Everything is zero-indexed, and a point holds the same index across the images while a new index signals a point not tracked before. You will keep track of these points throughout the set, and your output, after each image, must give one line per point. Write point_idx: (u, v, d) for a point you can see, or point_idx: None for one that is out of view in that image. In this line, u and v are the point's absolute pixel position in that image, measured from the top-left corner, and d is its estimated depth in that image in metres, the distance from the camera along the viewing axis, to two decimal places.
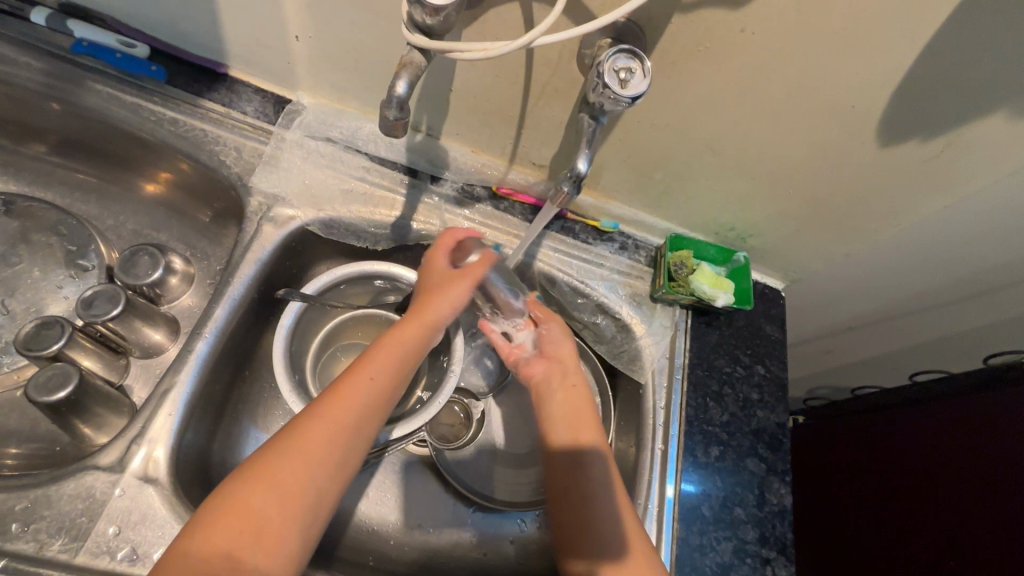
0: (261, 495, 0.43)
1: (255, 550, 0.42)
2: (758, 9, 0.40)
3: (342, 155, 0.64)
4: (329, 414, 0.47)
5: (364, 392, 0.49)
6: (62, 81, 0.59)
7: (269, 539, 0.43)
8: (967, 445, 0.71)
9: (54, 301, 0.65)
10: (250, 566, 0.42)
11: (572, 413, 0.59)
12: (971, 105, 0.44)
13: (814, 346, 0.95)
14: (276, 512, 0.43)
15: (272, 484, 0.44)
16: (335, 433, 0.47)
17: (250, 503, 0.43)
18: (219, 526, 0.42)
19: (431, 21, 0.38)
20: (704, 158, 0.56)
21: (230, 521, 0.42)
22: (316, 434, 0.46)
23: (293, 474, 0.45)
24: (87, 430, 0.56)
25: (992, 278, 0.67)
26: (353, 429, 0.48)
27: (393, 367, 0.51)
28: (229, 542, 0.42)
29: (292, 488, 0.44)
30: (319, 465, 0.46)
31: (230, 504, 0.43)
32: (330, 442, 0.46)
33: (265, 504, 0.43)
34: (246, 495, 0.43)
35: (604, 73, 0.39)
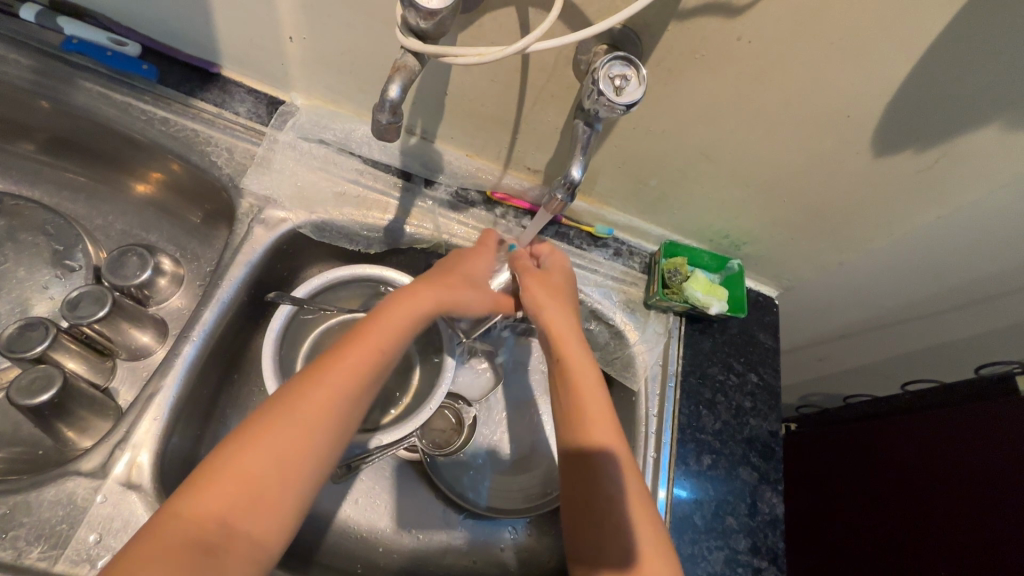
0: (259, 459, 0.39)
1: (251, 518, 0.38)
2: (754, 17, 0.40)
3: (335, 157, 0.63)
4: (326, 376, 0.43)
5: (367, 357, 0.45)
6: (51, 79, 0.59)
7: (265, 506, 0.39)
8: (959, 455, 0.72)
9: (40, 302, 0.64)
10: (245, 534, 0.38)
11: (583, 386, 0.52)
12: (964, 117, 0.45)
13: (807, 353, 0.95)
14: (275, 477, 0.39)
15: (271, 449, 0.40)
16: (337, 398, 0.43)
17: (247, 467, 0.39)
18: (212, 492, 0.38)
19: (425, 25, 0.38)
20: (699, 165, 0.56)
21: (224, 485, 0.38)
22: (318, 398, 0.42)
23: (295, 437, 0.41)
24: (71, 434, 0.55)
25: (983, 288, 0.68)
26: (355, 395, 0.44)
27: (401, 333, 0.47)
28: (222, 508, 0.38)
29: (292, 452, 0.40)
30: (322, 429, 0.42)
31: (227, 468, 0.39)
32: (335, 405, 0.43)
33: (263, 469, 0.39)
34: (242, 458, 0.39)
35: (599, 81, 0.38)
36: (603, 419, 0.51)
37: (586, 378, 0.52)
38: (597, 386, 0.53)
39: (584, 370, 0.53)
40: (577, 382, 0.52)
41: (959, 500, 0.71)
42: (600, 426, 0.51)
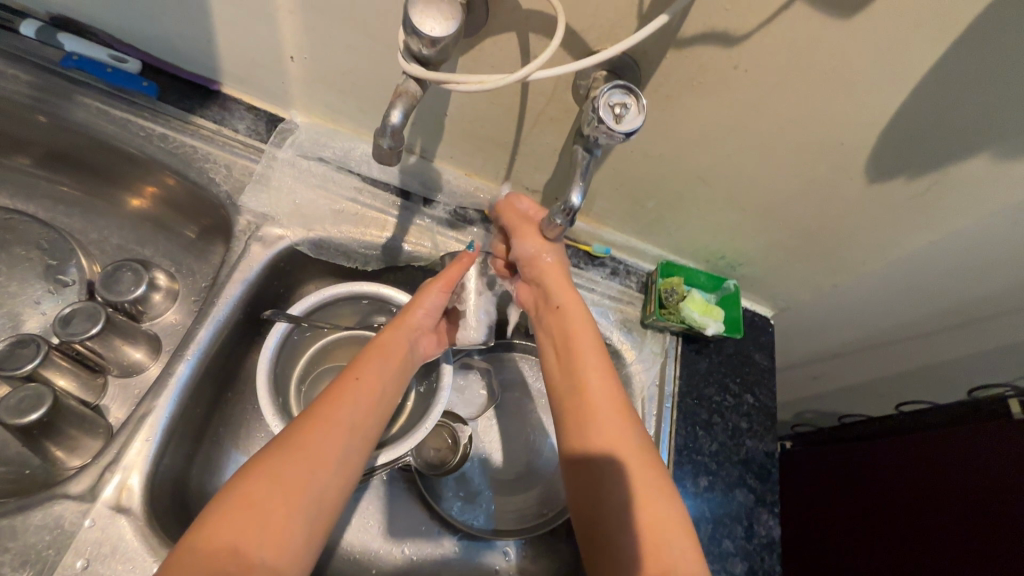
0: (265, 486, 0.39)
1: (261, 545, 0.38)
2: (751, 47, 0.41)
3: (334, 175, 0.64)
4: (320, 406, 0.45)
5: (354, 388, 0.47)
6: (50, 95, 0.58)
7: (276, 534, 0.38)
8: (953, 477, 0.72)
9: (30, 317, 0.63)
10: (255, 562, 0.37)
11: (580, 336, 0.53)
12: (956, 146, 0.45)
13: (802, 372, 0.95)
14: (283, 503, 0.39)
15: (276, 477, 0.40)
16: (336, 426, 0.44)
17: (252, 494, 0.39)
18: (220, 523, 0.37)
19: (427, 52, 0.38)
20: (696, 188, 0.57)
21: (233, 517, 0.38)
22: (317, 428, 0.43)
23: (299, 463, 0.41)
24: (60, 453, 0.54)
25: (976, 310, 0.68)
26: (355, 423, 0.45)
27: (387, 366, 0.50)
28: (233, 539, 0.37)
29: (296, 478, 0.40)
30: (325, 455, 0.42)
31: (234, 499, 0.38)
32: (331, 432, 0.44)
33: (269, 494, 0.39)
34: (247, 489, 0.39)
35: (599, 108, 0.39)
36: (604, 383, 0.50)
37: (585, 329, 0.53)
38: (595, 337, 0.53)
39: (583, 323, 0.54)
40: (575, 339, 0.53)
41: (951, 522, 0.71)
42: (597, 394, 0.49)
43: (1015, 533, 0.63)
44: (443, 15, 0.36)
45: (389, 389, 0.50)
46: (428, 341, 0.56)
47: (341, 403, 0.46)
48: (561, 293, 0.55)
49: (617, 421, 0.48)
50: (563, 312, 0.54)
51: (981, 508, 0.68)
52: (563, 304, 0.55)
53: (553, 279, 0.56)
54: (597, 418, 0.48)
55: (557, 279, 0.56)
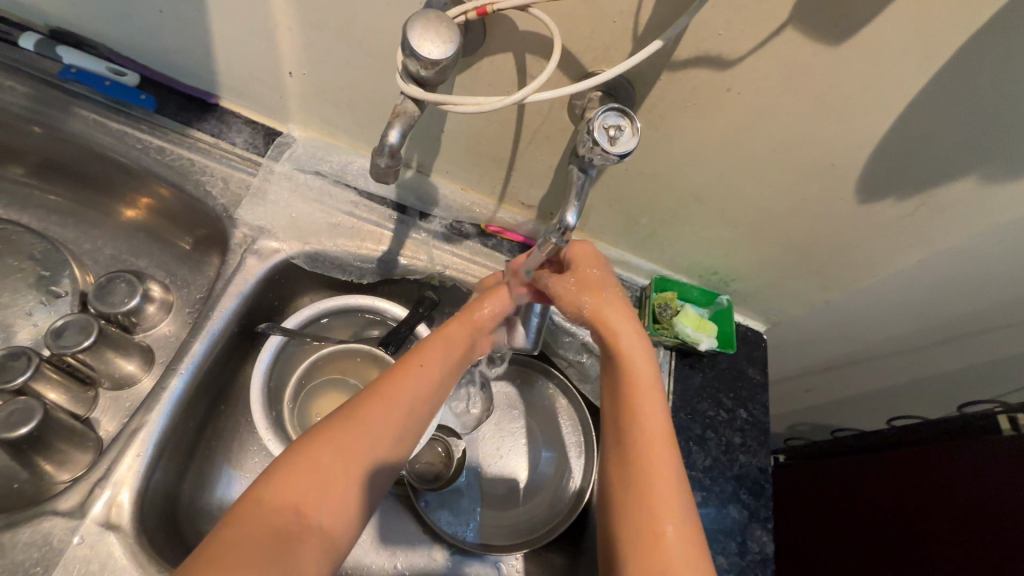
0: (330, 454, 0.41)
1: (318, 510, 0.40)
2: (743, 71, 0.42)
3: (330, 189, 0.64)
4: (385, 389, 0.47)
5: (418, 377, 0.49)
6: (47, 106, 0.59)
7: (335, 499, 0.40)
8: (942, 492, 0.72)
9: (23, 328, 0.63)
10: (312, 524, 0.39)
11: (643, 391, 0.48)
12: (944, 168, 0.46)
13: (794, 384, 0.95)
14: (344, 473, 0.41)
15: (342, 444, 0.42)
16: (397, 408, 0.46)
17: (319, 460, 0.41)
18: (288, 479, 0.40)
19: (425, 73, 0.38)
20: (690, 206, 0.57)
21: (300, 476, 0.40)
22: (379, 409, 0.45)
23: (362, 437, 0.43)
24: (48, 467, 0.54)
25: (966, 327, 0.69)
26: (413, 406, 0.48)
27: (448, 358, 0.52)
28: (296, 496, 0.39)
29: (358, 450, 0.43)
30: (384, 432, 0.45)
31: (304, 460, 0.41)
32: (392, 416, 0.46)
33: (333, 462, 0.41)
34: (314, 452, 0.41)
35: (593, 130, 0.39)
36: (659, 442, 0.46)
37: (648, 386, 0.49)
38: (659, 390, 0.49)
39: (648, 381, 0.49)
40: (635, 396, 0.48)
41: (942, 538, 0.71)
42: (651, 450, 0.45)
43: (1003, 551, 0.63)
44: (442, 37, 0.37)
45: (448, 380, 0.52)
46: (485, 339, 0.59)
47: (403, 385, 0.48)
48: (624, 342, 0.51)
49: (669, 490, 0.44)
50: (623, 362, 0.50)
51: (968, 525, 0.68)
52: (623, 353, 0.50)
53: (611, 333, 0.52)
54: (648, 481, 0.44)
55: (618, 329, 0.52)
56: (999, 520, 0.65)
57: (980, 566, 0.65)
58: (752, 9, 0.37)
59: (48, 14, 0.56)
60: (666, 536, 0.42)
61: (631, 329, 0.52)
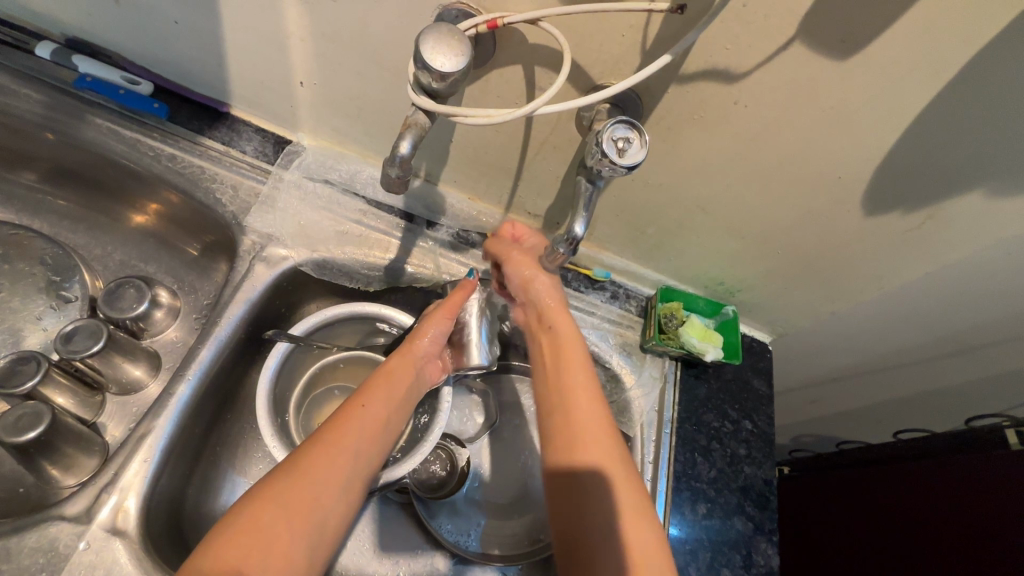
0: (271, 511, 0.42)
1: (264, 569, 0.40)
2: (750, 85, 0.42)
3: (339, 198, 0.64)
4: (327, 436, 0.47)
5: (359, 419, 0.50)
6: (63, 114, 0.60)
7: (279, 558, 0.41)
8: (950, 510, 0.72)
9: (32, 333, 0.63)
10: None
11: (570, 353, 0.54)
12: (951, 183, 0.46)
13: (799, 395, 0.95)
14: (287, 529, 0.42)
15: (282, 500, 0.43)
16: (336, 454, 0.47)
17: (261, 519, 0.42)
18: (227, 546, 0.40)
19: (437, 85, 0.39)
20: (696, 217, 0.58)
21: (241, 541, 0.40)
22: (321, 456, 0.46)
23: (303, 492, 0.44)
24: (54, 472, 0.54)
25: (974, 339, 0.68)
26: (357, 451, 0.48)
27: (392, 395, 0.53)
28: (238, 560, 0.40)
29: (300, 504, 0.43)
30: (327, 481, 0.45)
31: (244, 522, 0.41)
32: (335, 463, 0.46)
33: (274, 520, 0.42)
34: (254, 512, 0.42)
35: (603, 142, 0.40)
36: (598, 425, 0.51)
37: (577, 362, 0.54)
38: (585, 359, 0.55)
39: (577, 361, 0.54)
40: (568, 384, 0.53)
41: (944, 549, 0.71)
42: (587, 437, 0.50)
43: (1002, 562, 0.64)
44: (454, 51, 0.37)
45: (394, 417, 0.52)
46: (434, 367, 0.58)
47: (345, 429, 0.49)
48: (554, 314, 0.56)
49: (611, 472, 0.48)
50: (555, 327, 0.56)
51: (975, 545, 0.68)
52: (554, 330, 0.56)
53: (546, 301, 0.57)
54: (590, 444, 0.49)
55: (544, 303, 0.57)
56: (1010, 544, 0.64)
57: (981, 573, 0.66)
58: (761, 24, 0.38)
59: (66, 24, 0.57)
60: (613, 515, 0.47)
61: (556, 305, 0.57)
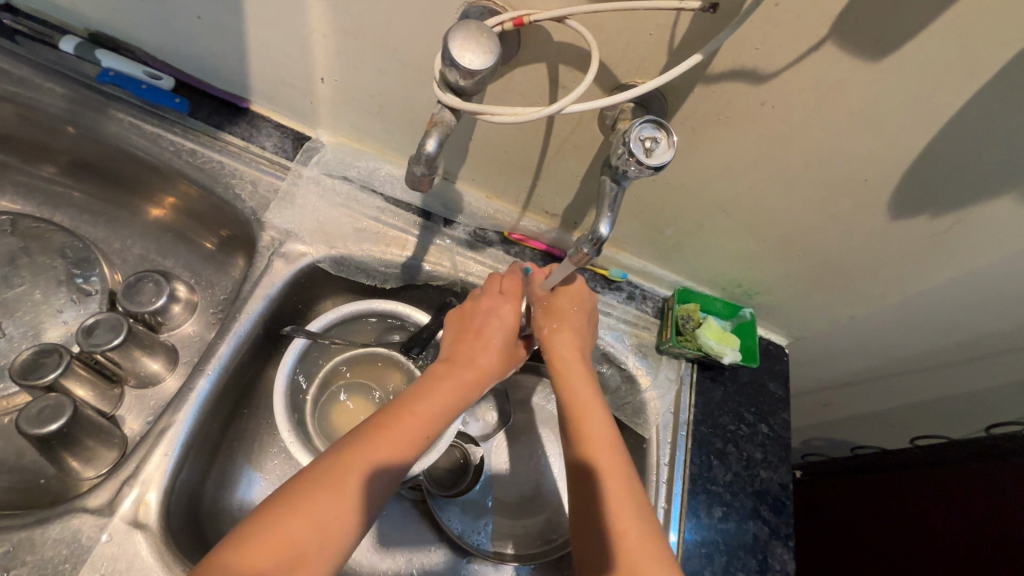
0: (300, 525, 0.40)
1: None
2: (779, 86, 0.42)
3: (357, 195, 0.64)
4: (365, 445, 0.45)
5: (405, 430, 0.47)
6: (85, 108, 0.60)
7: (306, 575, 0.40)
8: (964, 508, 0.72)
9: (53, 326, 0.64)
10: None
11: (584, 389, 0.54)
12: (981, 188, 0.45)
13: (812, 399, 0.94)
14: (313, 544, 0.40)
15: (310, 515, 0.41)
16: (375, 465, 0.44)
17: (287, 532, 0.40)
18: (254, 558, 0.39)
19: (464, 83, 0.39)
20: (716, 218, 0.57)
21: (267, 551, 0.39)
22: (358, 467, 0.44)
23: (334, 505, 0.42)
24: (75, 464, 0.54)
25: (994, 345, 0.66)
26: (393, 464, 0.45)
27: (436, 407, 0.49)
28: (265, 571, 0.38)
29: (330, 519, 0.41)
30: (360, 494, 0.43)
31: (270, 537, 0.40)
32: (369, 476, 0.44)
33: (304, 534, 0.40)
34: (282, 526, 0.40)
35: (630, 142, 0.39)
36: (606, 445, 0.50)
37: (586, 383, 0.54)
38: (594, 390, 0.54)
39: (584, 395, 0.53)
40: (583, 411, 0.52)
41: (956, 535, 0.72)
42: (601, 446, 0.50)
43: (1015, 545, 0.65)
44: (482, 48, 0.37)
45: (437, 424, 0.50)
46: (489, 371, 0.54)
47: (388, 438, 0.46)
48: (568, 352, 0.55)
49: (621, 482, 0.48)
50: (569, 366, 0.54)
51: (988, 551, 0.68)
52: (566, 361, 0.55)
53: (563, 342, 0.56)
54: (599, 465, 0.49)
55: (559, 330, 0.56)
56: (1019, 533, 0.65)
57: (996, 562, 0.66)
58: (793, 24, 0.37)
59: (90, 18, 0.58)
60: (627, 528, 0.46)
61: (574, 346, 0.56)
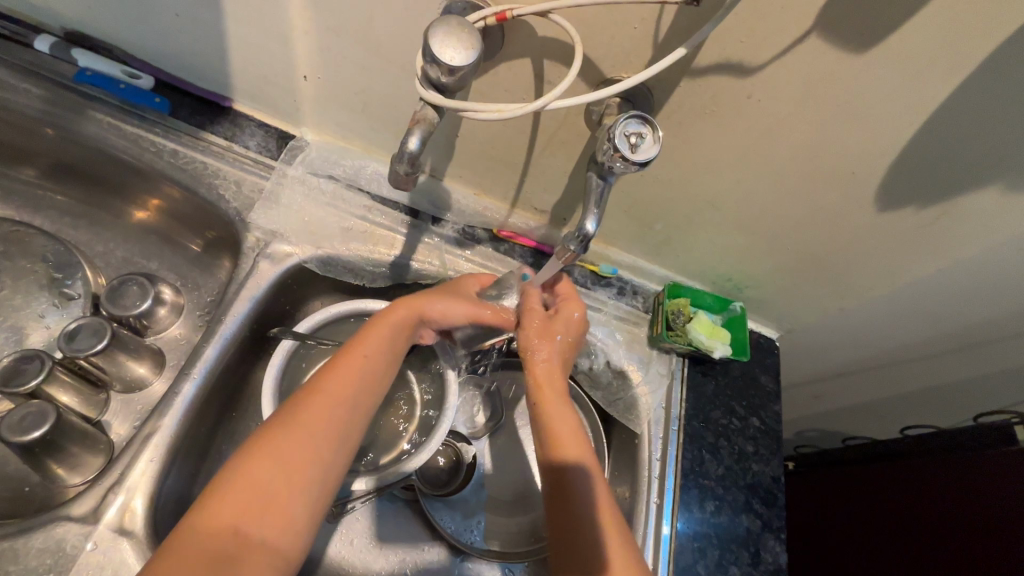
0: (267, 466, 0.41)
1: (261, 522, 0.40)
2: (764, 79, 0.41)
3: (344, 194, 0.64)
4: (319, 387, 0.46)
5: (357, 369, 0.49)
6: (63, 109, 0.59)
7: (279, 510, 0.40)
8: (954, 497, 0.72)
9: (35, 331, 0.63)
10: (257, 538, 0.39)
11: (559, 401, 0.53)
12: (966, 179, 0.46)
13: (804, 391, 0.94)
14: (282, 483, 0.41)
15: (274, 453, 0.42)
16: (333, 402, 0.46)
17: (254, 475, 0.41)
18: (222, 501, 0.39)
19: (446, 79, 0.38)
20: (705, 213, 0.57)
21: (232, 493, 0.40)
22: (314, 406, 0.45)
23: (296, 442, 0.43)
24: (60, 471, 0.54)
25: (982, 333, 0.67)
26: (348, 399, 0.47)
27: (381, 347, 0.51)
28: (236, 513, 0.39)
29: (296, 454, 0.42)
30: (322, 429, 0.44)
31: (236, 477, 0.40)
32: (330, 415, 0.45)
33: (272, 472, 0.41)
34: (248, 467, 0.41)
35: (614, 137, 0.39)
36: (583, 452, 0.51)
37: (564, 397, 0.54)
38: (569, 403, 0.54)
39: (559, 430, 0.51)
40: (561, 423, 0.52)
41: (945, 526, 0.73)
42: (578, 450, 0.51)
43: (1005, 533, 0.66)
44: (463, 44, 0.36)
45: (390, 363, 0.51)
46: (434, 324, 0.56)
47: (341, 378, 0.48)
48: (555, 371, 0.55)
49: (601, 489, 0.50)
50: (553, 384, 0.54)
51: (979, 539, 0.68)
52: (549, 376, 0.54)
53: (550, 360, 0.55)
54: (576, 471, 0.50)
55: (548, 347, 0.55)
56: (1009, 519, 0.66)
57: (988, 551, 0.67)
58: (777, 17, 0.37)
59: (65, 17, 0.56)
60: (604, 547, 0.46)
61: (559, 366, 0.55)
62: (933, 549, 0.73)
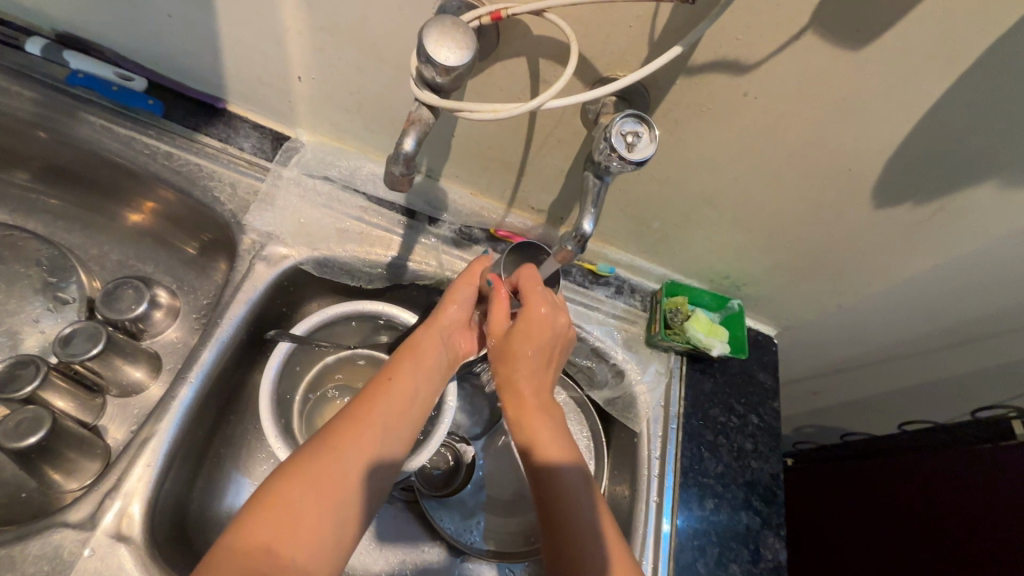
0: (300, 487, 0.40)
1: (293, 543, 0.39)
2: (761, 77, 0.41)
3: (340, 194, 0.63)
4: (354, 410, 0.46)
5: (389, 391, 0.47)
6: (55, 112, 0.58)
7: (309, 531, 0.39)
8: (952, 492, 0.73)
9: (30, 335, 0.62)
10: (289, 561, 0.38)
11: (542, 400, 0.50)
12: (963, 175, 0.46)
13: (802, 387, 0.94)
14: (314, 504, 0.40)
15: (308, 474, 0.41)
16: (369, 425, 0.45)
17: (287, 496, 0.40)
18: (255, 522, 0.39)
19: (441, 79, 0.38)
20: (701, 211, 0.57)
21: (264, 514, 0.39)
22: (349, 428, 0.44)
23: (330, 464, 0.42)
24: (57, 476, 0.53)
25: (978, 328, 0.67)
26: (385, 422, 0.46)
27: (413, 369, 0.49)
28: (268, 534, 0.38)
29: (330, 477, 0.41)
30: (356, 452, 0.43)
31: (269, 498, 0.40)
32: (365, 438, 0.44)
33: (305, 493, 0.40)
34: (281, 488, 0.40)
35: (611, 136, 0.39)
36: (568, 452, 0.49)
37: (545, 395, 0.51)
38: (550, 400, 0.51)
39: (554, 441, 0.48)
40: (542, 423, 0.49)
41: (943, 522, 0.73)
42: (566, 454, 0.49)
43: (1003, 528, 0.66)
44: (458, 43, 0.36)
45: (425, 385, 0.50)
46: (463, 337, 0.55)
47: (375, 400, 0.46)
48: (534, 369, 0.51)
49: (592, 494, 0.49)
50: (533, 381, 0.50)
51: (977, 534, 0.69)
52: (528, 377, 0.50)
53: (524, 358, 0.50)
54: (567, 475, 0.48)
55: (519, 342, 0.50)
56: (1006, 514, 0.66)
57: (986, 546, 0.67)
58: (773, 15, 0.37)
59: (55, 18, 0.56)
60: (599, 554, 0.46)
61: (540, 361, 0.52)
62: (932, 545, 0.73)
